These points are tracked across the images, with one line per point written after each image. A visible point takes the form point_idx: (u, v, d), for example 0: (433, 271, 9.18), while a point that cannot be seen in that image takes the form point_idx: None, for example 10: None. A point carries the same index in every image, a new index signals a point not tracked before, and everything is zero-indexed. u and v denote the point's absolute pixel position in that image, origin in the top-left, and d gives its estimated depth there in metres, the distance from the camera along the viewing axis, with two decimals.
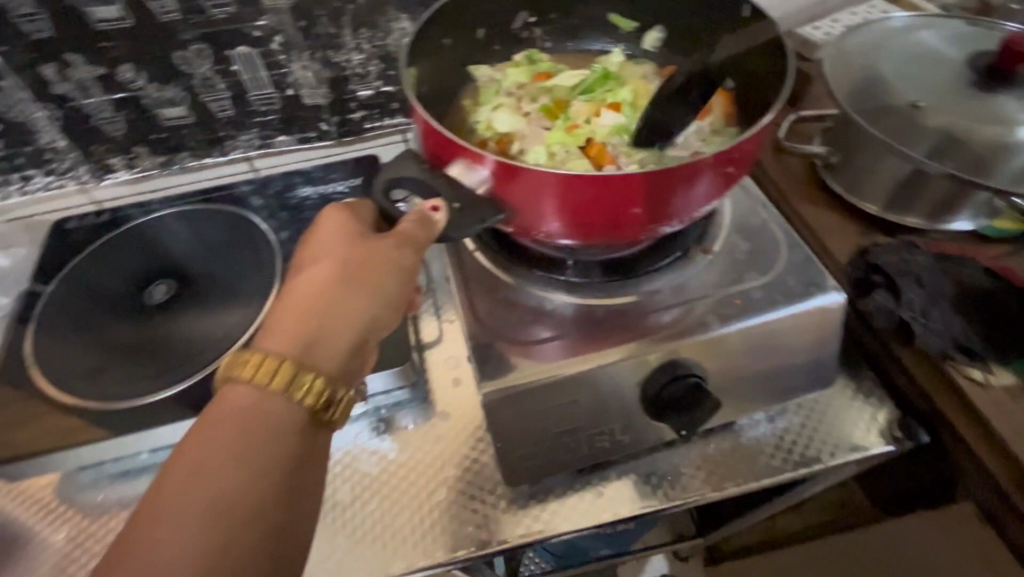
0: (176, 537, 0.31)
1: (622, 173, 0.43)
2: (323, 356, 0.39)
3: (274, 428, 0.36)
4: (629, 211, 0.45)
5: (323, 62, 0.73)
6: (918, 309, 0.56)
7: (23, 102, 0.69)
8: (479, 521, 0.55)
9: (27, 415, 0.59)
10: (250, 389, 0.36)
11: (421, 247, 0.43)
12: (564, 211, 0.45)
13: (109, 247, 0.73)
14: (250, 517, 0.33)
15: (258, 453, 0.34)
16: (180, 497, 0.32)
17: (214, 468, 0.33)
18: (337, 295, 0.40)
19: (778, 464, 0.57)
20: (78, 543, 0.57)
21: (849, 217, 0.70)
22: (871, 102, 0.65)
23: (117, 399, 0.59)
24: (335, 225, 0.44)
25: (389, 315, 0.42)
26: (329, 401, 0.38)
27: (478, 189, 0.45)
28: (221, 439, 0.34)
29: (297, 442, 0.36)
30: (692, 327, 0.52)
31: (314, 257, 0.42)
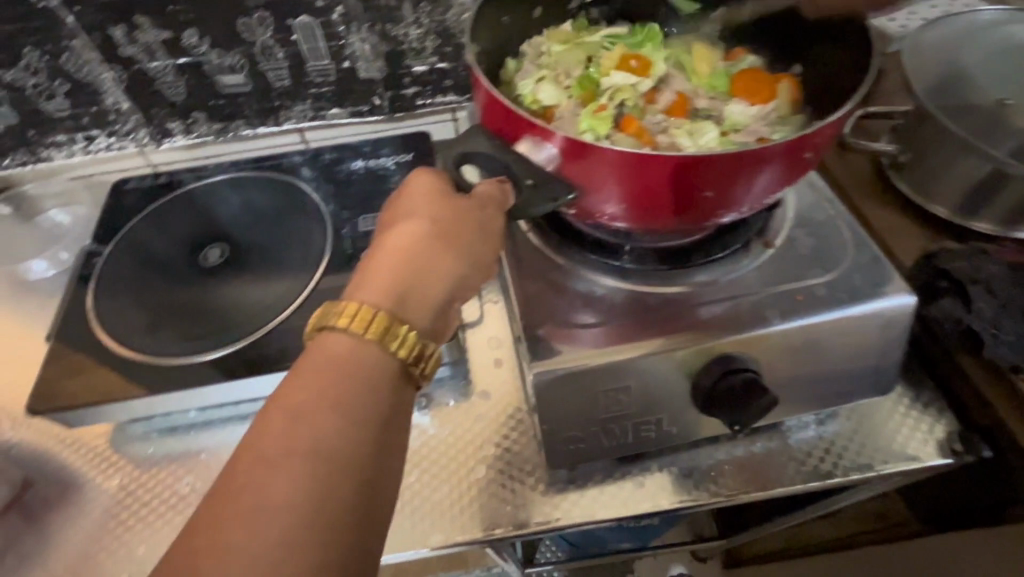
0: (282, 478, 0.30)
1: (698, 154, 0.41)
2: (413, 311, 0.38)
3: (370, 377, 0.35)
4: (700, 194, 0.44)
5: (381, 35, 0.72)
6: (989, 318, 0.54)
7: (91, 63, 0.71)
8: (517, 502, 0.55)
9: (86, 366, 0.61)
10: (344, 339, 0.36)
11: (503, 209, 0.42)
12: (627, 193, 0.44)
13: (166, 210, 0.75)
14: (351, 465, 0.32)
15: (356, 402, 0.34)
16: (282, 441, 0.31)
17: (314, 413, 0.32)
18: (429, 251, 0.39)
19: (826, 469, 0.56)
20: (128, 492, 0.59)
21: (916, 220, 0.67)
22: (951, 99, 0.62)
23: (170, 356, 0.61)
24: (422, 184, 0.42)
25: (476, 276, 0.41)
26: (420, 356, 0.37)
27: (545, 165, 0.44)
28: (319, 386, 0.33)
29: (391, 394, 0.35)
30: (749, 321, 0.50)
31: (404, 214, 0.41)
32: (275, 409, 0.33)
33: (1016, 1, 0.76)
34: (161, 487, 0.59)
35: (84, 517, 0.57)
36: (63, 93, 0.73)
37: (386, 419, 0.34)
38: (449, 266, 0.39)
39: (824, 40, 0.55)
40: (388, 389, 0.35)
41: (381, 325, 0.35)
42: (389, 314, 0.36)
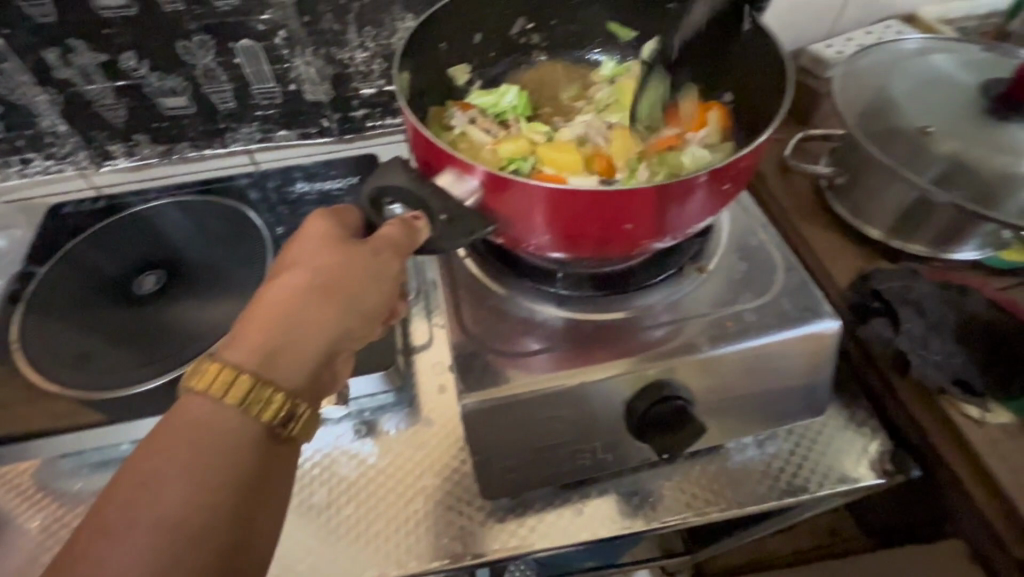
0: (120, 552, 0.30)
1: (614, 190, 0.42)
2: (286, 369, 0.37)
3: (231, 441, 0.34)
4: (621, 227, 0.45)
5: (326, 59, 0.72)
6: (916, 339, 0.55)
7: (24, 86, 0.69)
8: (456, 533, 0.54)
9: (10, 400, 0.59)
10: (208, 401, 0.35)
11: (401, 257, 0.42)
12: (555, 225, 0.45)
13: (103, 235, 0.73)
14: (197, 536, 0.31)
15: (210, 468, 0.33)
16: (125, 512, 0.31)
17: (162, 482, 0.32)
18: (306, 305, 0.38)
19: (764, 491, 0.56)
20: (51, 532, 0.56)
21: (852, 241, 0.68)
22: (879, 126, 0.64)
23: (99, 388, 0.59)
24: (315, 231, 0.42)
25: (362, 327, 0.41)
26: (289, 416, 0.36)
27: (466, 200, 0.43)
28: (173, 451, 0.33)
29: (255, 458, 0.35)
30: (681, 347, 0.51)
31: (289, 264, 0.40)
32: (126, 474, 0.32)
33: (944, 29, 0.79)
34: None
35: (2, 561, 0.55)
36: None
37: (245, 484, 0.34)
38: (329, 319, 0.38)
39: (754, 69, 0.56)
40: (251, 452, 0.35)
41: (244, 387, 0.35)
42: (255, 375, 0.35)
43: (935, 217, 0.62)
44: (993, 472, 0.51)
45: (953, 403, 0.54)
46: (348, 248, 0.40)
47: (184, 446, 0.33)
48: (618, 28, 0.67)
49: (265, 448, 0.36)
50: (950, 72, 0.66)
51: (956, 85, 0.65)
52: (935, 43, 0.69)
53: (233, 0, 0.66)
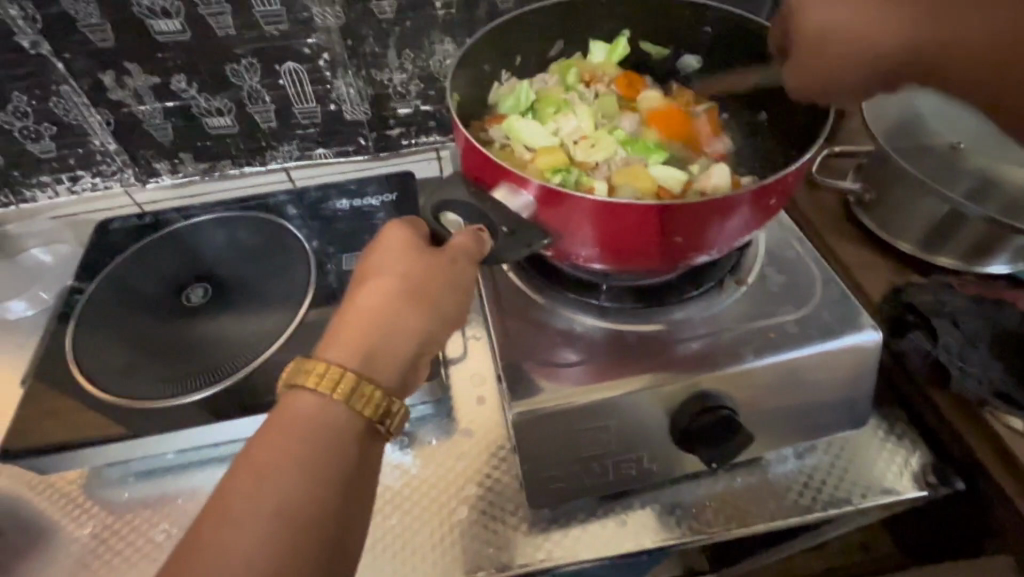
0: (248, 536, 0.31)
1: (669, 204, 0.43)
2: (380, 369, 0.39)
3: (337, 436, 0.36)
4: (673, 239, 0.46)
5: (366, 80, 0.75)
6: (955, 351, 0.56)
7: (80, 107, 0.72)
8: (500, 543, 0.55)
9: (63, 409, 0.61)
10: (313, 398, 0.37)
11: (478, 261, 0.43)
12: (608, 239, 0.46)
13: (150, 249, 0.75)
14: (315, 522, 0.33)
15: (321, 461, 0.35)
16: (248, 502, 0.32)
17: (281, 473, 0.33)
18: (398, 308, 0.40)
19: (806, 503, 0.56)
20: (101, 540, 0.57)
21: (883, 255, 0.69)
22: (909, 142, 0.65)
23: (149, 398, 0.60)
24: (396, 239, 0.44)
25: (443, 331, 0.43)
26: (386, 413, 0.38)
27: (522, 213, 0.45)
28: (287, 447, 0.34)
29: (357, 454, 0.37)
30: (723, 358, 0.52)
31: (375, 270, 0.42)
32: (244, 468, 0.34)
33: None
34: (135, 534, 0.57)
35: (54, 568, 0.56)
36: (50, 135, 0.74)
37: (352, 476, 0.35)
38: (418, 322, 0.41)
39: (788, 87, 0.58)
40: (354, 447, 0.37)
41: (348, 385, 0.37)
42: (358, 375, 0.38)
43: (967, 232, 0.63)
44: None
45: (995, 414, 0.55)
46: (434, 254, 0.42)
47: (298, 441, 0.35)
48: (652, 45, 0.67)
49: (365, 443, 0.37)
50: None
51: (982, 102, 0.67)
52: None
53: (281, 26, 0.68)
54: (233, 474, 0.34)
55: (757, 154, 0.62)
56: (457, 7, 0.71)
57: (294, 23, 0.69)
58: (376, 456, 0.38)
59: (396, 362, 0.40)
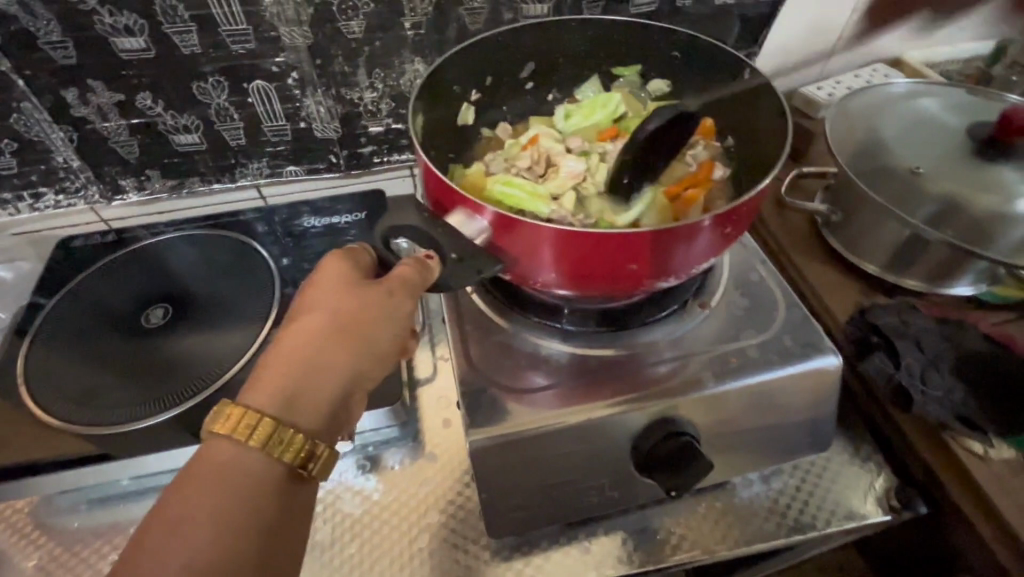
0: None
1: (621, 233, 0.43)
2: (306, 411, 0.39)
3: (255, 483, 0.36)
4: (624, 266, 0.46)
5: (336, 98, 0.75)
6: (917, 374, 0.56)
7: (41, 123, 0.71)
8: (462, 572, 0.54)
9: (12, 434, 0.59)
10: (232, 443, 0.36)
11: (415, 295, 0.43)
12: (559, 266, 0.46)
13: (112, 267, 0.74)
14: (225, 574, 0.32)
15: (237, 511, 0.34)
16: (156, 558, 0.31)
17: (194, 523, 0.33)
18: (326, 348, 0.40)
19: (772, 529, 0.56)
20: (47, 572, 0.55)
21: (850, 276, 0.70)
22: (872, 165, 0.66)
23: (102, 424, 0.59)
24: (333, 273, 0.43)
25: (375, 368, 0.43)
26: (309, 456, 0.37)
27: (475, 238, 0.45)
28: (200, 496, 0.34)
29: (277, 499, 0.36)
30: (686, 383, 0.51)
31: (308, 307, 0.42)
32: (154, 521, 0.33)
33: (929, 73, 0.83)
34: (84, 565, 0.55)
35: None
36: (10, 151, 0.72)
37: (269, 526, 0.35)
38: (347, 362, 0.40)
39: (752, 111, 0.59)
40: (274, 494, 0.36)
41: (267, 429, 0.36)
42: (278, 418, 0.37)
43: (929, 255, 0.64)
44: (997, 508, 0.51)
45: (956, 438, 0.55)
46: (367, 291, 0.42)
47: (212, 491, 0.34)
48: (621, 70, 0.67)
49: (285, 489, 0.37)
50: (937, 115, 0.69)
51: (942, 127, 0.67)
52: (920, 88, 0.71)
53: (249, 44, 0.68)
54: (143, 528, 0.33)
55: None
56: (427, 28, 0.71)
57: (262, 42, 0.68)
58: (299, 501, 0.38)
59: (324, 403, 0.39)
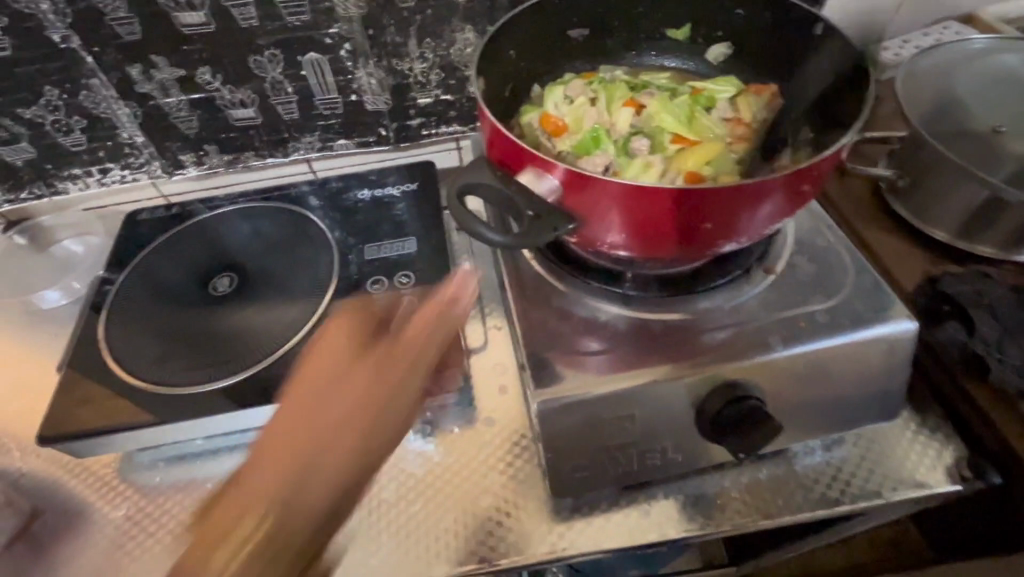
0: (347, 446, 0.49)
1: (702, 188, 0.42)
2: (420, 356, 0.53)
3: (373, 405, 0.50)
4: (694, 227, 0.45)
5: (387, 70, 0.75)
6: (994, 342, 0.54)
7: (109, 100, 0.73)
8: (523, 531, 0.55)
9: (82, 399, 0.62)
10: (388, 384, 0.51)
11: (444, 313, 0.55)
12: (630, 225, 0.45)
13: (178, 237, 0.77)
14: (360, 452, 0.49)
15: (374, 432, 0.50)
16: (350, 412, 0.50)
17: (352, 433, 0.50)
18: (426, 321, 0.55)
19: (835, 496, 0.55)
20: (135, 521, 0.59)
21: (918, 245, 0.67)
22: (948, 123, 0.63)
23: (172, 386, 0.62)
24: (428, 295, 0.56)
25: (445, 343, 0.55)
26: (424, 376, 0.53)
27: (547, 196, 0.45)
28: (353, 411, 0.50)
29: (411, 406, 0.52)
30: (751, 348, 0.51)
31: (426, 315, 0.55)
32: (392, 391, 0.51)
33: (1007, 29, 0.79)
34: (166, 515, 0.59)
35: (91, 546, 0.57)
36: (81, 128, 0.75)
37: (365, 448, 0.50)
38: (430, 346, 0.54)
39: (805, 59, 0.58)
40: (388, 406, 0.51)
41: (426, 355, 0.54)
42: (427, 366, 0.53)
43: (1007, 220, 0.61)
44: None
45: None
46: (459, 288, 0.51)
47: (354, 404, 0.50)
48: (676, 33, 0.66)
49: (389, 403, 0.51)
50: (1017, 71, 0.65)
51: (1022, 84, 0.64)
52: (1002, 42, 0.67)
53: (304, 16, 0.69)
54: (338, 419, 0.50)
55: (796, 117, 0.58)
56: None
57: (316, 14, 0.69)
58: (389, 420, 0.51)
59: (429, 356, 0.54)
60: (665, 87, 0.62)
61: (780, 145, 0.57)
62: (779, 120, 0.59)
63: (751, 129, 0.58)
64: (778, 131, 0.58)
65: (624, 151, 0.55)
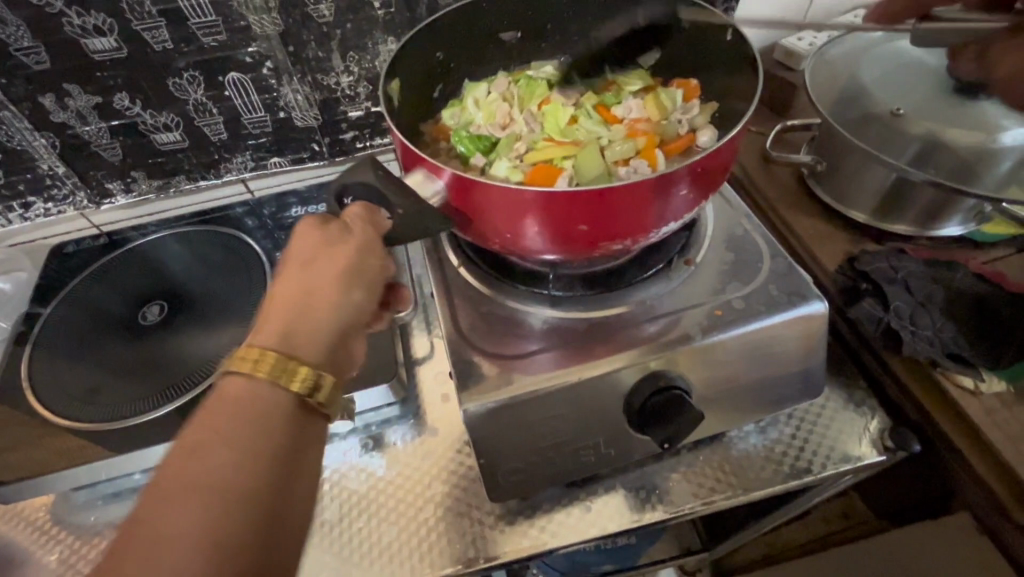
0: (194, 495, 0.30)
1: (587, 187, 0.42)
2: (304, 345, 0.39)
3: (261, 418, 0.35)
4: (596, 225, 0.45)
5: (313, 85, 0.74)
6: (904, 314, 0.56)
7: (22, 131, 0.70)
8: (468, 539, 0.55)
9: (8, 441, 0.60)
10: (246, 383, 0.36)
11: (375, 228, 0.44)
12: (526, 227, 0.46)
13: (109, 267, 0.75)
14: (259, 482, 0.33)
15: (258, 445, 0.34)
16: (193, 452, 0.32)
17: (208, 456, 0.32)
18: (323, 254, 0.42)
19: (770, 477, 0.56)
20: (69, 565, 0.56)
21: (838, 226, 0.70)
22: (853, 111, 0.66)
23: (99, 420, 0.60)
24: (306, 233, 0.43)
25: (368, 297, 0.43)
26: (316, 385, 0.37)
27: (436, 203, 0.46)
28: (207, 443, 0.33)
29: (295, 431, 0.36)
30: (675, 338, 0.51)
31: (301, 260, 0.41)
32: (299, 340, 0.39)
33: None
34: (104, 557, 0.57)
35: None
36: None
37: (281, 460, 0.34)
38: (328, 287, 0.41)
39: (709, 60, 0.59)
40: (286, 425, 0.36)
41: (274, 363, 0.37)
42: (282, 352, 0.38)
43: (916, 198, 0.64)
44: (990, 441, 0.52)
45: (947, 374, 0.55)
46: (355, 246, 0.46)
47: (217, 434, 0.33)
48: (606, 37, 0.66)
49: (298, 423, 0.37)
50: (918, 54, 0.67)
51: (922, 66, 0.66)
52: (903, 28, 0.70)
53: (220, 36, 0.68)
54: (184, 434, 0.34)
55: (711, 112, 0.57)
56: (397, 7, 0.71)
57: (232, 33, 0.68)
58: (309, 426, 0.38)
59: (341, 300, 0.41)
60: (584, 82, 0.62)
61: (685, 143, 0.54)
62: (695, 119, 0.56)
63: (662, 123, 0.56)
64: (693, 130, 0.56)
65: (527, 150, 0.54)
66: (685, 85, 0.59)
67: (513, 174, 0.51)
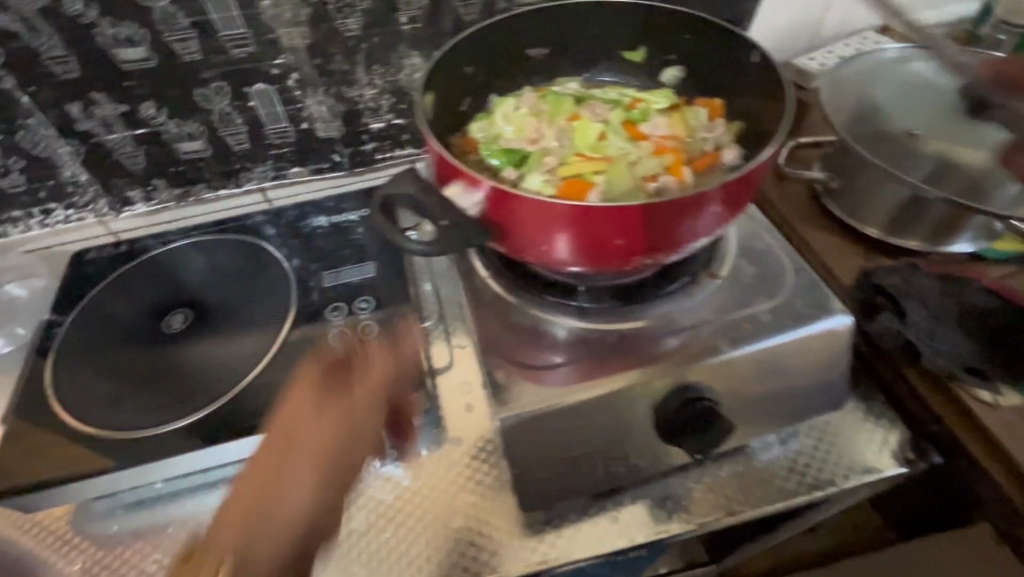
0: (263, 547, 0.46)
1: (618, 206, 0.44)
2: (294, 501, 0.48)
3: (291, 523, 0.47)
4: (623, 242, 0.46)
5: (337, 97, 0.75)
6: (923, 329, 0.57)
7: (47, 139, 0.71)
8: (496, 549, 0.55)
9: (31, 449, 0.60)
10: (290, 509, 0.47)
11: (386, 371, 0.57)
12: (554, 240, 0.47)
13: (130, 275, 0.75)
14: (302, 535, 0.47)
15: (285, 549, 0.46)
16: (254, 535, 0.46)
17: (259, 540, 0.46)
18: (315, 414, 0.51)
19: (793, 488, 0.57)
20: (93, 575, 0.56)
21: (852, 241, 0.71)
22: (868, 129, 0.68)
23: (122, 428, 0.60)
24: (302, 388, 0.53)
25: (364, 445, 0.53)
26: (312, 532, 0.48)
27: (468, 211, 0.46)
28: (261, 534, 0.46)
29: (298, 546, 0.47)
30: (704, 350, 0.52)
31: (301, 422, 0.51)
32: (285, 477, 0.49)
33: (918, 38, 0.85)
34: (127, 567, 0.56)
35: None
36: (19, 169, 0.73)
37: (310, 534, 0.48)
38: (311, 479, 0.49)
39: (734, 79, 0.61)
40: (312, 524, 0.48)
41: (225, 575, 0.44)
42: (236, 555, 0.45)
43: (929, 214, 0.66)
44: (1008, 452, 0.53)
45: (965, 389, 0.57)
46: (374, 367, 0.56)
47: (257, 521, 0.46)
48: (630, 54, 0.68)
49: (321, 524, 0.49)
50: (926, 78, 0.71)
51: (929, 90, 0.70)
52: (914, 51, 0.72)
53: (248, 48, 0.69)
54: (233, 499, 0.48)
55: (736, 129, 0.59)
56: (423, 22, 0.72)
57: (261, 45, 0.69)
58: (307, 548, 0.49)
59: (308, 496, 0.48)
60: (610, 98, 0.63)
61: (711, 161, 0.57)
62: (721, 137, 0.59)
63: (688, 141, 0.58)
64: (719, 148, 0.58)
65: (560, 164, 0.55)
66: (710, 103, 0.61)
67: (545, 187, 0.52)
